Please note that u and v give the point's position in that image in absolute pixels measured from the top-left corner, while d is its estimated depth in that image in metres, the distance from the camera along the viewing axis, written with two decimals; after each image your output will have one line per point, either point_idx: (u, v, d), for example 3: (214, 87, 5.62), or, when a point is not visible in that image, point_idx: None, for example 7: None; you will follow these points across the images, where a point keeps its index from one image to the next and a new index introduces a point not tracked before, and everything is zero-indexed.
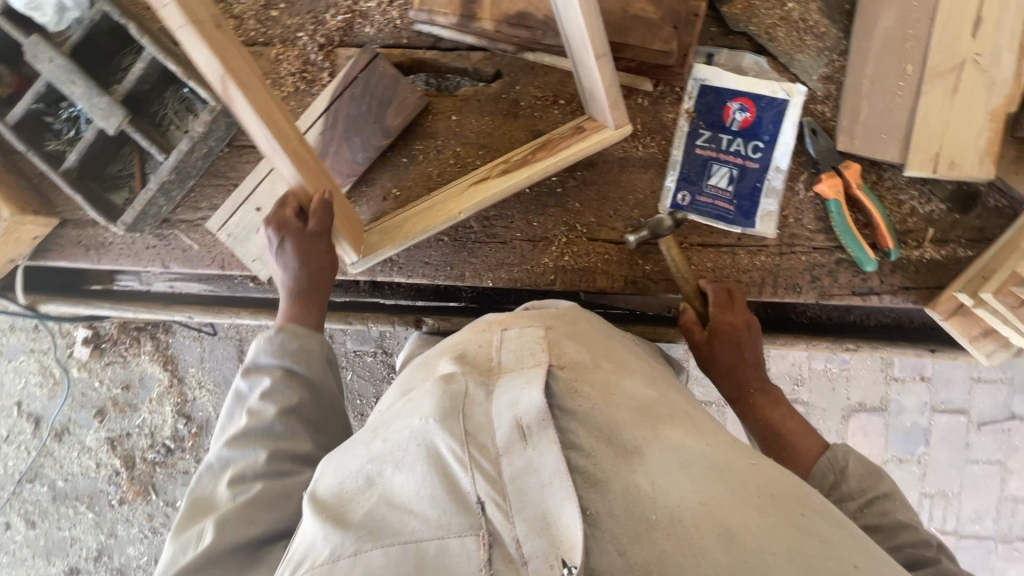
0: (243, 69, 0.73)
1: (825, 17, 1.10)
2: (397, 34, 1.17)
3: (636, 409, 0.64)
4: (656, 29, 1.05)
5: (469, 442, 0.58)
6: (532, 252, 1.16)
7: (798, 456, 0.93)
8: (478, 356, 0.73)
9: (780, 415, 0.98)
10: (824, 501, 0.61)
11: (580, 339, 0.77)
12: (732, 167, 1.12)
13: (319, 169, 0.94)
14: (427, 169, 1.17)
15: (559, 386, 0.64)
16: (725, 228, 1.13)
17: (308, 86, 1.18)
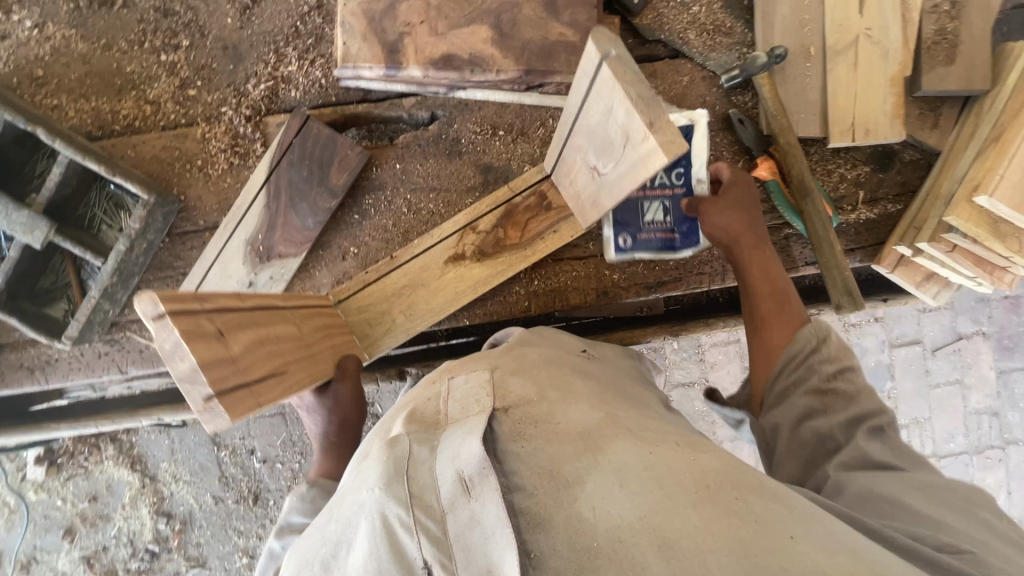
0: (268, 349, 0.76)
1: (728, 14, 1.17)
2: (325, 93, 1.16)
3: (581, 435, 0.65)
4: (578, 50, 1.07)
5: (414, 506, 0.60)
6: (502, 283, 1.17)
7: (785, 317, 0.95)
8: (426, 411, 0.74)
9: (772, 278, 0.98)
10: (764, 478, 0.62)
11: (524, 368, 0.79)
12: (663, 200, 1.07)
13: (318, 332, 0.96)
14: (381, 222, 1.16)
15: (504, 429, 0.67)
16: (674, 255, 1.11)
17: (242, 159, 1.15)
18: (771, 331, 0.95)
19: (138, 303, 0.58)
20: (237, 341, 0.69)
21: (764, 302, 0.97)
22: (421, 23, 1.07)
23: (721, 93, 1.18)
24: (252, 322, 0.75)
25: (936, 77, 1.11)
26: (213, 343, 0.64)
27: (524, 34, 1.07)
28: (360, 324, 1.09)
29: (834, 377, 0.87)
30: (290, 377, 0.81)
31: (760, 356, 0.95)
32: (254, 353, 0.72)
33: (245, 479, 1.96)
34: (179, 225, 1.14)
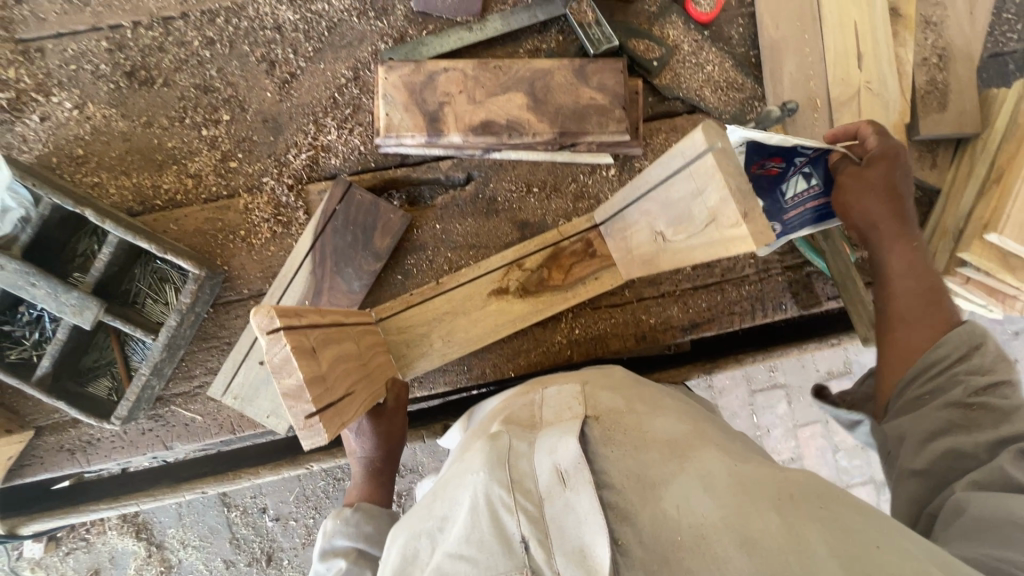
0: (345, 370, 0.76)
1: (740, 72, 1.26)
2: (364, 159, 1.19)
3: (668, 445, 0.73)
4: (608, 112, 1.14)
5: (515, 490, 0.67)
6: (544, 333, 1.20)
7: (928, 320, 0.92)
8: (523, 416, 0.87)
9: (916, 279, 0.96)
10: (851, 500, 0.63)
11: (613, 387, 0.91)
12: (804, 169, 0.94)
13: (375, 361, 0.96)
14: (424, 280, 1.19)
15: (595, 434, 0.77)
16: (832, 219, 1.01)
17: (285, 227, 1.16)
18: (905, 331, 0.93)
19: (255, 316, 0.59)
20: (326, 359, 0.69)
21: (902, 304, 0.95)
22: (459, 93, 1.12)
23: None
24: (329, 337, 0.75)
25: (931, 122, 1.22)
26: (309, 359, 0.64)
27: (557, 99, 1.14)
28: (399, 344, 1.13)
29: (983, 391, 0.82)
30: (359, 398, 0.78)
31: (893, 357, 0.94)
32: (335, 370, 0.71)
33: (258, 540, 1.90)
34: (223, 294, 1.15)
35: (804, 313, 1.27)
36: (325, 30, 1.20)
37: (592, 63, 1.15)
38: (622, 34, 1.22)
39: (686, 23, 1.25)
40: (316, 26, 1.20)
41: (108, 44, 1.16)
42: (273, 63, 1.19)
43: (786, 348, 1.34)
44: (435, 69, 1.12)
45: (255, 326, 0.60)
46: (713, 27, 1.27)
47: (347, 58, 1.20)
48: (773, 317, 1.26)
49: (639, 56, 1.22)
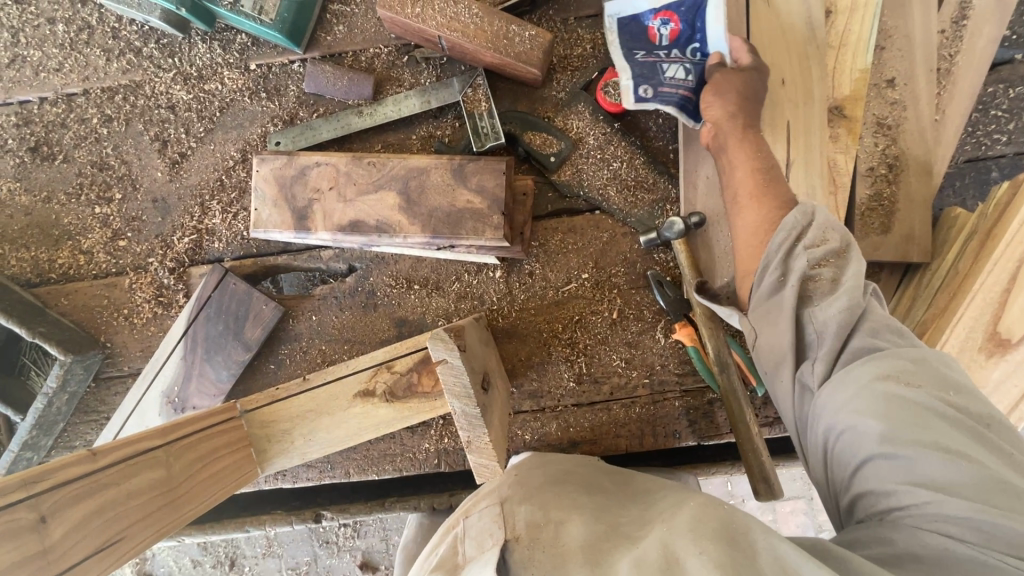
0: (113, 517, 0.75)
1: (651, 170, 1.13)
2: (246, 245, 1.18)
3: (585, 552, 0.61)
4: (485, 217, 1.05)
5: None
6: (413, 439, 1.17)
7: (765, 199, 0.89)
8: (448, 559, 0.70)
9: (752, 161, 0.94)
10: (737, 520, 0.62)
11: (532, 495, 0.75)
12: (684, 62, 1.04)
13: (204, 449, 0.96)
14: (295, 372, 1.17)
15: (516, 555, 0.63)
16: (687, 121, 1.04)
17: (166, 309, 1.18)
18: (757, 209, 0.89)
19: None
20: (60, 526, 0.69)
21: (744, 190, 0.92)
22: (330, 189, 1.08)
23: (642, 250, 1.14)
24: (102, 484, 0.75)
25: (869, 245, 1.04)
26: (22, 539, 0.64)
27: (430, 200, 1.06)
28: (260, 439, 1.10)
29: (823, 263, 0.74)
30: (137, 538, 0.78)
31: (745, 245, 0.89)
32: (84, 527, 0.71)
33: (223, 544, 1.76)
34: (105, 370, 1.19)
35: (704, 441, 1.15)
36: (217, 110, 1.18)
37: (472, 162, 1.06)
38: (517, 125, 1.13)
39: (593, 114, 1.13)
40: (207, 106, 1.18)
41: (16, 119, 1.19)
42: (166, 142, 1.19)
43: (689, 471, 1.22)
44: (307, 163, 1.08)
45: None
46: (626, 117, 1.14)
47: (236, 139, 1.18)
48: (664, 444, 1.14)
49: (534, 150, 1.12)
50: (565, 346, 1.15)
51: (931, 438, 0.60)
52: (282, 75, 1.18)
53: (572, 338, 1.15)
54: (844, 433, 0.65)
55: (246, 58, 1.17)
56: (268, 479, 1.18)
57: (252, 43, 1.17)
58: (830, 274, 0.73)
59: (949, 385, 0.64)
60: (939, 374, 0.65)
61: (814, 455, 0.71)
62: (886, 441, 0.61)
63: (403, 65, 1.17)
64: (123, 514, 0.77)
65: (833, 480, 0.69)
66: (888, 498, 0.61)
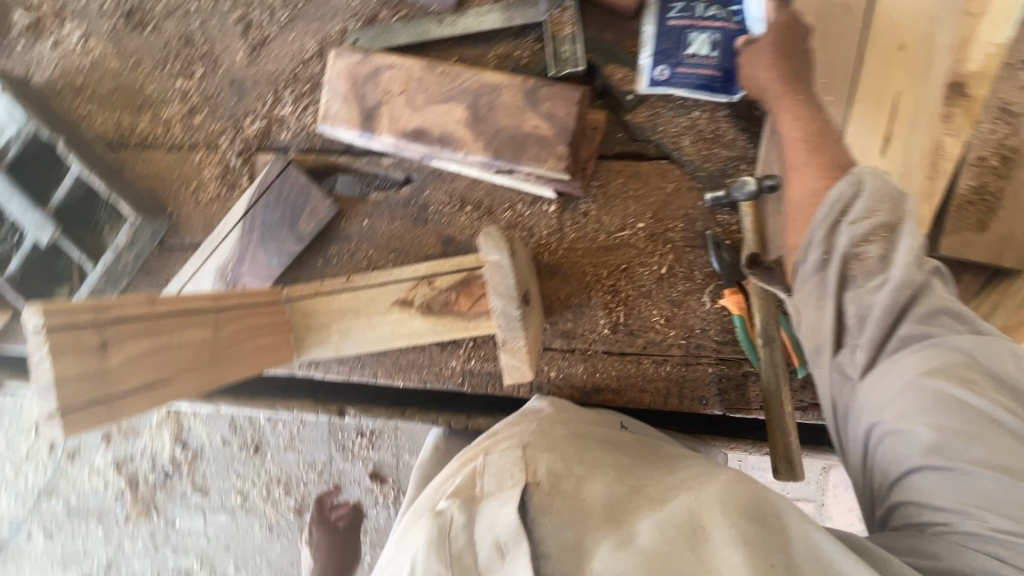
0: (161, 360, 0.82)
1: (733, 125, 1.06)
2: (311, 139, 1.20)
3: (606, 510, 0.65)
4: (550, 146, 1.02)
5: (453, 567, 0.59)
6: (440, 355, 1.19)
7: (815, 162, 0.85)
8: (463, 485, 0.72)
9: (799, 126, 0.89)
10: (768, 498, 0.62)
11: (554, 446, 0.77)
12: (713, 32, 1.01)
13: (246, 326, 1.03)
14: (340, 271, 1.20)
15: (536, 499, 0.66)
16: (709, 97, 1.05)
17: (229, 190, 1.23)
18: (806, 176, 0.85)
19: (26, 314, 0.65)
20: (119, 353, 0.75)
21: (793, 154, 0.88)
22: (400, 93, 1.07)
23: (705, 208, 1.08)
24: (153, 329, 0.81)
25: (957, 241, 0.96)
26: (86, 355, 0.70)
27: (498, 119, 1.04)
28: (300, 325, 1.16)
29: (867, 238, 0.73)
30: (182, 385, 0.85)
31: (795, 216, 0.85)
32: (137, 363, 0.77)
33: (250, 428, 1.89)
34: (169, 238, 1.26)
35: (729, 413, 1.12)
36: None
37: (546, 87, 1.03)
38: (600, 56, 1.08)
39: None
40: None
41: None
42: (249, 25, 1.20)
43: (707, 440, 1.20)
44: (381, 64, 1.07)
45: (29, 321, 0.66)
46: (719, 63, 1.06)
47: (316, 32, 1.18)
48: (688, 408, 1.12)
49: (612, 84, 1.07)
50: (605, 292, 1.12)
51: (986, 451, 0.63)
52: None
53: (615, 285, 1.12)
54: (890, 435, 0.68)
55: None
56: (302, 367, 1.24)
57: None
58: (878, 250, 0.72)
59: (1008, 388, 0.66)
60: (998, 373, 0.67)
61: (855, 451, 0.74)
62: (935, 452, 0.64)
63: None
64: (168, 360, 0.83)
65: (875, 483, 0.73)
66: (934, 509, 0.65)
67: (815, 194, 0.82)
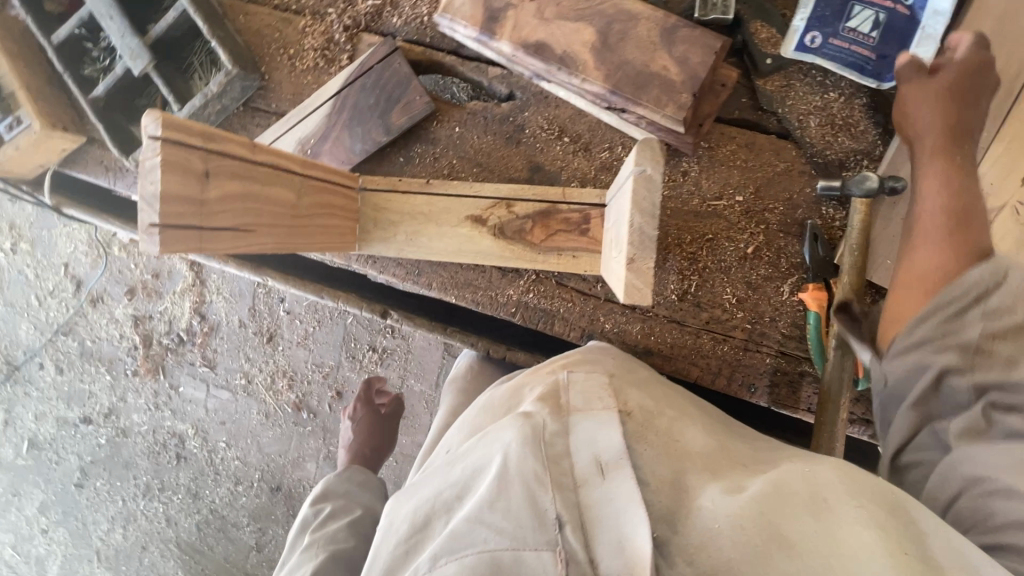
0: (243, 208, 0.79)
1: (866, 117, 1.01)
2: (421, 31, 1.15)
3: (704, 460, 0.69)
4: (674, 92, 0.97)
5: (550, 469, 0.62)
6: (500, 281, 1.17)
7: (951, 238, 0.81)
8: (548, 394, 0.73)
9: (945, 191, 0.83)
10: (893, 490, 0.63)
11: (638, 386, 0.80)
12: (880, 11, 0.95)
13: (329, 198, 1.02)
14: (419, 173, 1.18)
15: (630, 428, 0.69)
16: (856, 79, 0.98)
17: (327, 65, 1.19)
18: (928, 250, 0.82)
19: (143, 119, 0.64)
20: (217, 188, 0.73)
21: (928, 214, 0.83)
22: (531, 0, 1.01)
23: (811, 196, 1.04)
24: (247, 175, 0.79)
25: None
26: (190, 179, 0.69)
27: (627, 51, 0.98)
28: (370, 218, 1.14)
29: (1001, 333, 0.73)
30: (258, 239, 0.83)
31: (909, 283, 0.83)
32: (228, 204, 0.76)
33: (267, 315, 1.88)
34: (255, 101, 1.23)
35: (773, 408, 1.11)
36: None
37: (686, 29, 0.97)
38: (747, 9, 1.01)
39: None
40: None
41: None
42: None
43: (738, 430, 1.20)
44: None
45: (145, 127, 0.65)
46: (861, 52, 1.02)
47: None
48: (734, 393, 1.11)
49: (753, 43, 1.01)
50: (685, 258, 1.09)
51: None
52: None
53: (695, 255, 1.08)
54: (986, 496, 0.68)
55: None
56: (357, 260, 1.23)
57: None
58: (1008, 353, 0.72)
59: None
60: None
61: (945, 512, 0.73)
62: None
63: None
64: (255, 210, 0.81)
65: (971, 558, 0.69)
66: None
67: (942, 274, 0.79)
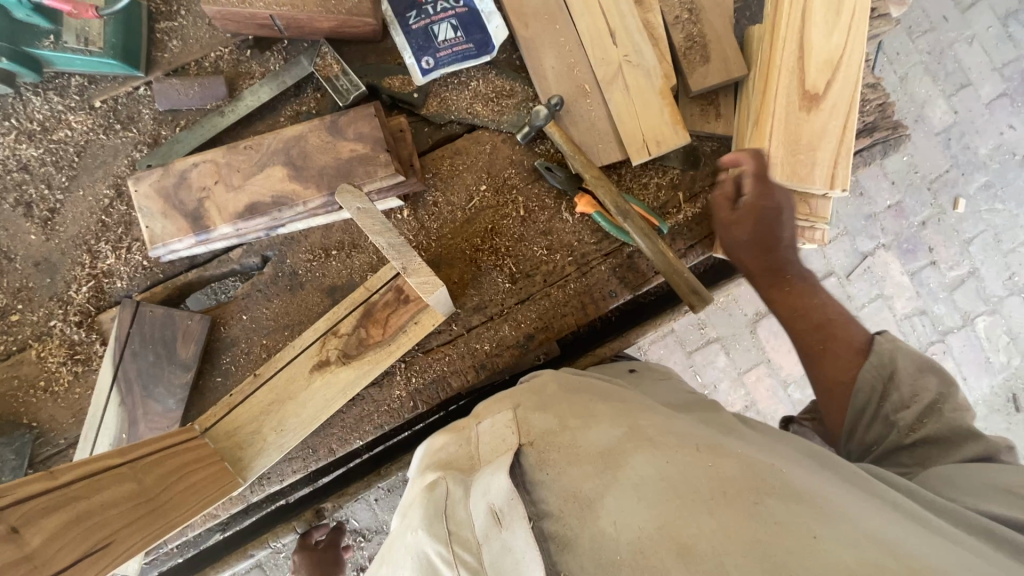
0: (82, 529, 0.71)
1: (506, 79, 1.25)
2: (151, 273, 1.16)
3: (602, 458, 0.71)
4: (373, 159, 1.11)
5: (453, 542, 0.70)
6: (381, 392, 1.18)
7: (828, 352, 0.90)
8: (460, 459, 0.86)
9: (809, 323, 0.94)
10: (795, 483, 0.64)
11: (544, 402, 0.88)
12: (450, 20, 1.22)
13: (174, 464, 0.93)
14: (243, 376, 1.15)
15: (531, 460, 0.77)
16: (475, 63, 1.22)
17: (86, 365, 1.13)
18: (825, 370, 0.91)
19: None
20: (35, 532, 0.65)
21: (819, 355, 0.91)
22: (216, 183, 1.09)
23: (524, 148, 1.24)
24: (65, 501, 0.70)
25: (699, 76, 1.21)
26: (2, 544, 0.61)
27: (316, 160, 1.11)
28: (231, 449, 1.09)
29: (920, 423, 0.82)
30: (120, 549, 0.75)
31: (827, 388, 0.90)
32: (61, 538, 0.68)
33: None
34: (40, 451, 1.11)
35: (638, 292, 1.25)
36: (74, 156, 1.17)
37: (343, 115, 1.12)
38: (373, 76, 1.21)
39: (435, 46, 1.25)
40: (63, 155, 1.17)
41: None
42: (30, 204, 1.16)
43: (640, 329, 1.33)
44: (184, 167, 1.09)
45: None
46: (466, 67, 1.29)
47: (105, 177, 1.17)
48: (607, 307, 1.23)
49: (396, 92, 1.21)
50: (489, 254, 1.21)
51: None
52: (131, 103, 1.19)
53: (493, 246, 1.22)
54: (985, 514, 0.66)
55: (87, 98, 1.18)
56: (253, 490, 1.14)
57: (89, 82, 1.18)
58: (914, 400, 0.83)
59: None
60: None
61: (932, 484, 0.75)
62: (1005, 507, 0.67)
63: (248, 58, 1.22)
64: (97, 525, 0.73)
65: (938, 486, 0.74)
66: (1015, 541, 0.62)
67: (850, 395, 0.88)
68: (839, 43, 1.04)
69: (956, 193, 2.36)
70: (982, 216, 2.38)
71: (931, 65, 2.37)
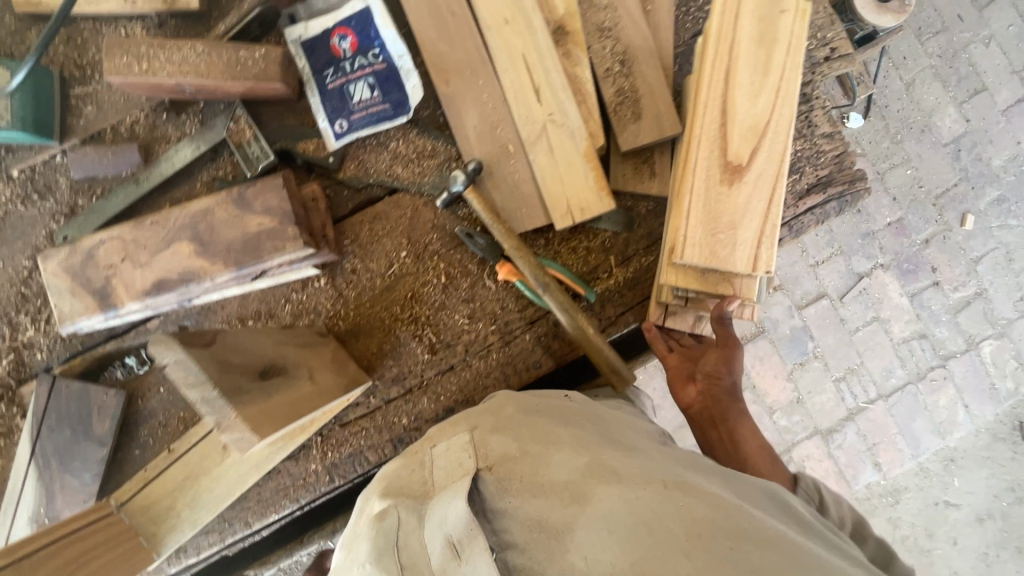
0: None
1: (427, 137, 1.19)
2: (71, 344, 1.17)
3: (566, 489, 0.68)
4: (281, 232, 1.05)
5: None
6: (297, 466, 1.17)
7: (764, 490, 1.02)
8: (411, 482, 0.80)
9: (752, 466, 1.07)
10: (767, 530, 0.62)
11: (503, 422, 0.83)
12: (366, 79, 1.18)
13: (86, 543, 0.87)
14: (158, 450, 1.18)
15: (489, 487, 0.73)
16: (391, 125, 1.18)
17: (8, 437, 1.15)
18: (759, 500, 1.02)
19: None
20: None
21: None
22: (123, 260, 1.08)
23: (446, 212, 1.19)
24: None
25: (630, 134, 1.13)
26: None
27: (223, 234, 1.06)
28: None
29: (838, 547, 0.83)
30: None
31: None
32: None
33: None
34: None
35: (565, 362, 1.20)
36: None
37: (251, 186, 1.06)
38: (288, 139, 1.18)
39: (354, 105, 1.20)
40: None
41: None
42: None
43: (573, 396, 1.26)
44: (91, 244, 1.08)
45: None
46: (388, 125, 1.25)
47: (24, 248, 1.17)
48: (531, 378, 1.19)
49: (310, 157, 1.17)
50: (408, 323, 1.18)
51: None
52: (48, 171, 1.18)
53: (412, 314, 1.18)
54: None
55: (6, 167, 1.18)
56: (170, 562, 1.15)
57: (7, 152, 1.18)
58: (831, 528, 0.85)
59: None
60: None
61: None
62: None
63: (164, 122, 1.19)
64: None
65: None
66: None
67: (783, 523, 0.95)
68: (764, 108, 0.95)
69: (964, 209, 2.19)
70: (993, 233, 2.20)
71: (941, 70, 2.20)
